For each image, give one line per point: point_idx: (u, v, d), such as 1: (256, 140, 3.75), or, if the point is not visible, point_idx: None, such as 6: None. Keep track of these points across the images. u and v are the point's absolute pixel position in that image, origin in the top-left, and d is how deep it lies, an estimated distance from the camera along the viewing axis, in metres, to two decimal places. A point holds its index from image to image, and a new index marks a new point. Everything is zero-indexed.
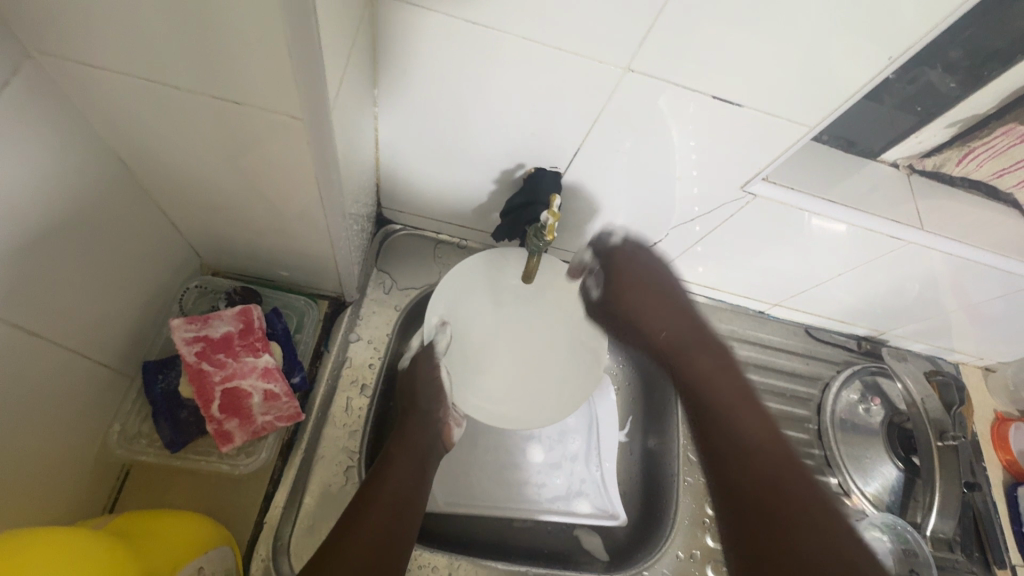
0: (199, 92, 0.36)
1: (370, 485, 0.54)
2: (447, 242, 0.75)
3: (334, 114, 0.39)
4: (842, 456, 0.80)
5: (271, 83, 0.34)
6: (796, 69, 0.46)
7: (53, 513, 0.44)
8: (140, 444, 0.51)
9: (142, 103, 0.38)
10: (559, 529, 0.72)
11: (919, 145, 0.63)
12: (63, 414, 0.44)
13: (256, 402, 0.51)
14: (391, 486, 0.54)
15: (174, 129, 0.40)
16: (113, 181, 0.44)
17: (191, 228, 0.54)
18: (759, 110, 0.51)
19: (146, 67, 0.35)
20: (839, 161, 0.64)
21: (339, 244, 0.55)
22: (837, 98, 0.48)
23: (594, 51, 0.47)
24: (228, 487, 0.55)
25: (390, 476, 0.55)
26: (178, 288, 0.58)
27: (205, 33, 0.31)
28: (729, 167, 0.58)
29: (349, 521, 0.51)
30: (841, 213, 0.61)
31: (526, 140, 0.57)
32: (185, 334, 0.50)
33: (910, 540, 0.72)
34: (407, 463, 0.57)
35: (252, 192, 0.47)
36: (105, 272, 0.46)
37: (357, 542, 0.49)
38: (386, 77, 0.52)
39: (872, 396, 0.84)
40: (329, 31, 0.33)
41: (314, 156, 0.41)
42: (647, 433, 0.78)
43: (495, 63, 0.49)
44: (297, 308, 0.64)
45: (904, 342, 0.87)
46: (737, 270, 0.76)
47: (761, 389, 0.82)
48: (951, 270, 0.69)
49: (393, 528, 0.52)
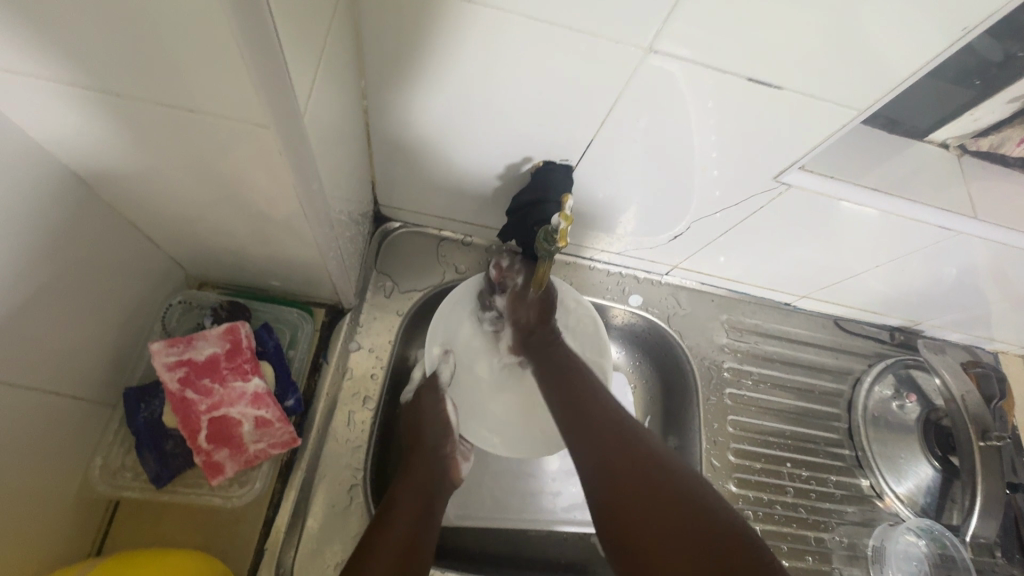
0: (146, 100, 0.32)
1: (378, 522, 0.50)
2: (450, 239, 0.70)
3: (307, 117, 0.34)
4: (875, 456, 0.75)
5: (228, 88, 0.29)
6: (847, 45, 0.40)
7: (35, 558, 0.42)
8: (124, 477, 0.48)
9: (85, 115, 0.34)
10: (577, 539, 0.68)
11: (974, 123, 0.56)
12: (37, 455, 0.41)
13: (247, 430, 0.48)
14: (402, 520, 0.50)
15: (126, 142, 0.36)
16: (69, 197, 0.40)
17: (169, 241, 0.50)
18: (800, 93, 0.44)
19: (82, 75, 0.30)
20: (881, 143, 0.57)
21: (330, 253, 0.50)
22: (890, 77, 0.42)
23: (610, 30, 0.41)
24: (223, 516, 0.52)
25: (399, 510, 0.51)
26: (160, 306, 0.54)
27: (142, 31, 0.26)
28: (759, 154, 0.52)
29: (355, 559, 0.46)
30: (883, 201, 0.56)
31: (532, 131, 0.52)
32: (166, 358, 0.47)
33: (949, 546, 0.68)
34: (415, 499, 0.53)
35: (225, 204, 0.42)
36: (72, 297, 0.42)
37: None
38: (372, 67, 0.46)
39: (907, 391, 0.79)
40: (292, 20, 0.28)
41: (290, 164, 0.36)
42: (667, 434, 0.74)
43: (494, 47, 0.43)
44: (289, 321, 0.60)
45: (941, 332, 0.82)
46: (764, 261, 0.71)
47: (787, 386, 0.77)
48: (1002, 258, 0.63)
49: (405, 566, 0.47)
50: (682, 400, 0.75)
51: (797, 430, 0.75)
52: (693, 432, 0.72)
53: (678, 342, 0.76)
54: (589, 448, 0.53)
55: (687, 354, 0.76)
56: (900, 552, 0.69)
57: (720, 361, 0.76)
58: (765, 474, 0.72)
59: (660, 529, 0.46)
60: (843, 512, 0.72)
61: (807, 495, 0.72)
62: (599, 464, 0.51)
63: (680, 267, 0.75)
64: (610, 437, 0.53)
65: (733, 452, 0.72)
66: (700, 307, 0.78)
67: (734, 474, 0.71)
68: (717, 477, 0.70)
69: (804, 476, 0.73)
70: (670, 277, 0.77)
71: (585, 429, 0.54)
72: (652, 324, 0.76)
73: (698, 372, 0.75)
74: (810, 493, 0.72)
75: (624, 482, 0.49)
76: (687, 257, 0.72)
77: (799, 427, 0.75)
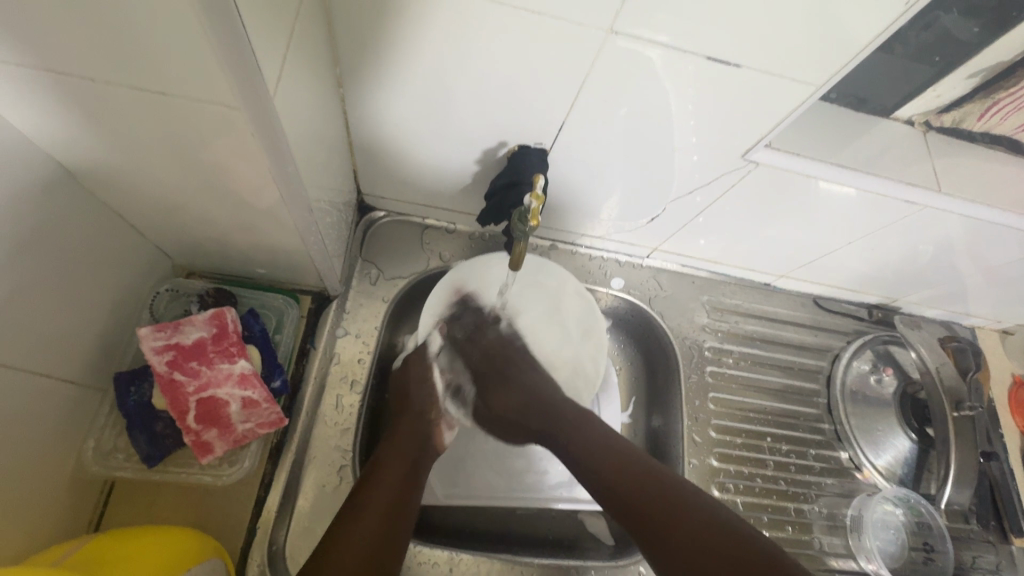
0: (121, 84, 0.33)
1: (361, 490, 0.51)
2: (434, 226, 0.72)
3: (276, 100, 0.35)
4: (854, 429, 0.77)
5: (196, 72, 0.31)
6: (803, 20, 0.41)
7: (32, 535, 0.43)
8: (117, 459, 0.50)
9: (63, 103, 0.35)
10: (564, 515, 0.70)
11: (937, 99, 0.58)
12: (29, 434, 0.42)
13: (235, 411, 0.50)
14: (387, 490, 0.52)
15: (105, 130, 0.37)
16: (54, 185, 0.41)
17: (153, 230, 0.51)
18: (761, 71, 0.46)
19: (57, 61, 0.31)
20: (848, 121, 0.59)
21: (312, 240, 0.52)
22: (846, 51, 0.43)
23: (572, 13, 0.42)
24: (215, 497, 0.53)
25: (381, 481, 0.52)
26: (148, 293, 0.55)
27: (111, 14, 0.28)
28: (729, 132, 0.53)
29: (337, 532, 0.47)
30: (853, 178, 0.57)
31: (506, 115, 0.53)
32: (154, 342, 0.48)
33: (923, 513, 0.72)
34: (400, 470, 0.54)
35: (206, 191, 0.44)
36: (59, 283, 0.43)
37: (346, 556, 0.45)
38: (347, 55, 0.47)
39: (884, 365, 0.81)
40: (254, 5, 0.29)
41: (265, 149, 0.37)
42: (651, 413, 0.76)
43: (462, 30, 0.44)
44: (275, 307, 0.61)
45: (917, 308, 0.84)
46: (741, 241, 0.72)
47: (767, 364, 0.79)
48: (971, 234, 0.64)
49: (386, 540, 0.48)
50: (665, 379, 0.76)
51: (778, 405, 0.77)
52: (676, 410, 0.74)
53: (660, 322, 0.77)
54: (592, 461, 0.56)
55: (668, 334, 0.77)
56: (878, 521, 0.71)
57: (701, 340, 0.78)
58: (746, 449, 0.74)
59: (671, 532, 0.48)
60: (823, 484, 0.74)
61: (787, 468, 0.74)
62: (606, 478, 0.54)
63: (660, 250, 0.76)
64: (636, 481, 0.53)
65: (715, 428, 0.74)
66: (681, 288, 0.80)
67: (715, 449, 0.73)
68: (699, 452, 0.72)
69: (784, 450, 0.75)
70: (650, 260, 0.79)
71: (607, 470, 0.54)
72: (635, 306, 0.78)
73: (680, 352, 0.77)
74: (790, 466, 0.74)
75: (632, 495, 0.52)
76: (666, 240, 0.74)
77: (779, 403, 0.77)
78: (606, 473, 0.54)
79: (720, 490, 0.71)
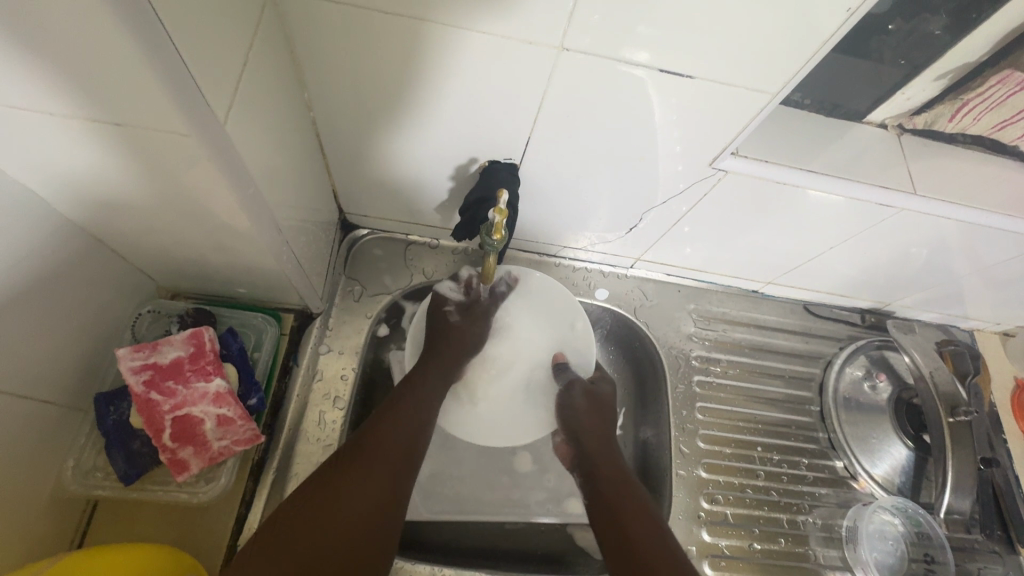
0: (77, 117, 0.34)
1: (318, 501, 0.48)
2: (418, 242, 0.73)
3: (229, 127, 0.37)
4: (848, 438, 0.75)
5: (144, 102, 0.32)
6: (748, 33, 0.42)
7: (8, 554, 0.45)
8: (95, 477, 0.51)
9: (28, 137, 0.36)
10: (551, 530, 0.69)
11: (908, 102, 0.59)
12: (4, 455, 0.44)
13: (210, 428, 0.51)
14: (370, 488, 0.50)
15: (71, 161, 0.39)
16: (34, 215, 0.43)
17: (134, 254, 0.53)
18: (714, 81, 0.47)
19: (15, 98, 0.33)
20: (820, 126, 0.59)
21: (285, 258, 0.53)
22: (798, 57, 0.44)
23: (525, 32, 0.43)
24: (193, 515, 0.54)
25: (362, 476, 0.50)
26: (130, 315, 0.57)
27: (58, 48, 0.29)
28: (696, 142, 0.54)
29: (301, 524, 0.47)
30: (834, 184, 0.56)
31: (471, 132, 0.55)
32: (131, 363, 0.50)
33: (923, 523, 0.69)
34: (389, 465, 0.52)
35: (174, 215, 0.45)
36: (38, 308, 0.45)
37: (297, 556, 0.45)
38: (316, 81, 0.49)
39: (878, 371, 0.80)
40: (186, 34, 0.31)
41: (224, 171, 0.39)
42: (641, 425, 0.76)
43: (421, 53, 0.46)
44: (254, 326, 0.62)
45: (912, 312, 0.83)
46: (723, 250, 0.72)
47: (758, 372, 0.78)
48: (959, 237, 0.63)
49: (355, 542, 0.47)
50: (653, 389, 0.76)
51: (770, 415, 0.76)
52: (664, 419, 0.74)
53: (646, 332, 0.77)
54: (596, 447, 0.63)
55: (654, 344, 0.77)
56: (876, 532, 0.69)
57: (688, 350, 0.78)
58: (735, 459, 0.73)
59: (626, 503, 0.57)
60: (817, 494, 0.72)
61: (779, 479, 0.72)
62: (596, 460, 0.62)
63: (644, 259, 0.77)
64: (630, 507, 0.56)
65: (703, 439, 0.73)
66: (667, 297, 0.80)
67: (704, 460, 0.72)
68: (686, 463, 0.71)
69: (776, 460, 0.74)
70: (635, 270, 0.79)
71: (605, 483, 0.59)
72: (619, 317, 0.78)
73: (666, 362, 0.76)
74: (782, 476, 0.73)
75: (609, 476, 0.60)
76: (648, 249, 0.74)
77: (771, 412, 0.76)
78: (600, 458, 0.62)
79: (710, 501, 0.69)
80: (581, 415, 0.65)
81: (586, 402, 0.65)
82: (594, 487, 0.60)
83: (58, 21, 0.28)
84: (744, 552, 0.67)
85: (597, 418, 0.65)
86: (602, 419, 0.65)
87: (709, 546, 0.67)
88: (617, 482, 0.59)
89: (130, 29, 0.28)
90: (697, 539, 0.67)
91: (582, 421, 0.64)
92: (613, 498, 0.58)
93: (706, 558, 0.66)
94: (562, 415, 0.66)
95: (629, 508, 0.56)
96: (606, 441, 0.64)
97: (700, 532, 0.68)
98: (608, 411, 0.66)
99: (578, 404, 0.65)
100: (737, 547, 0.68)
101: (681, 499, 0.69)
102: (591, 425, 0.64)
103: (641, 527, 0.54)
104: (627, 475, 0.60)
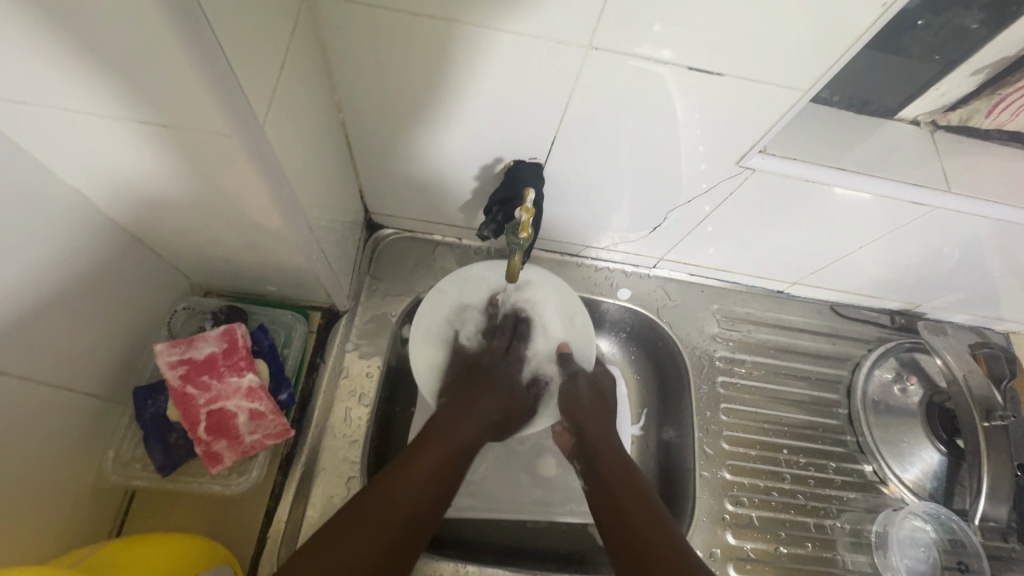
0: (124, 119, 0.36)
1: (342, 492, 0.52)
2: (444, 243, 0.74)
3: (267, 126, 0.38)
4: (877, 441, 0.74)
5: (192, 104, 0.34)
6: (780, 29, 0.42)
7: (51, 540, 0.46)
8: (134, 468, 0.53)
9: (75, 138, 0.38)
10: (573, 529, 0.69)
11: (942, 98, 0.58)
12: (48, 446, 0.45)
13: (242, 422, 0.53)
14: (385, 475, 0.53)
15: (116, 161, 0.40)
16: (79, 213, 0.44)
17: (172, 253, 0.55)
18: (741, 77, 0.46)
19: (65, 99, 0.34)
20: (850, 123, 0.59)
21: (315, 258, 0.54)
22: (830, 54, 0.43)
23: (550, 31, 0.44)
24: (227, 507, 0.55)
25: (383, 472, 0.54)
26: (166, 311, 0.59)
27: (110, 50, 0.31)
28: (723, 139, 0.53)
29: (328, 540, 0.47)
30: (865, 181, 0.55)
31: (497, 132, 0.55)
32: (169, 357, 0.52)
33: (956, 530, 0.68)
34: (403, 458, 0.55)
35: (209, 214, 0.46)
36: (82, 304, 0.47)
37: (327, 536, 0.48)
38: (346, 84, 0.50)
39: (909, 374, 0.78)
40: (232, 36, 0.32)
41: (261, 169, 0.40)
42: (663, 425, 0.76)
43: (449, 53, 0.46)
44: (284, 323, 0.63)
45: (944, 313, 0.81)
46: (749, 250, 0.71)
47: (783, 374, 0.77)
48: (997, 235, 0.61)
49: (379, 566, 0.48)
50: (677, 390, 0.76)
51: (796, 417, 0.75)
52: (687, 421, 0.73)
53: (669, 332, 0.77)
54: (598, 442, 0.63)
55: (678, 344, 0.76)
56: (907, 538, 0.68)
57: (712, 350, 0.77)
58: (760, 461, 0.72)
59: (627, 495, 0.57)
60: (846, 499, 0.71)
61: (806, 482, 0.71)
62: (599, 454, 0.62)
63: (667, 259, 0.76)
64: (633, 498, 0.56)
65: (727, 440, 0.72)
66: (690, 298, 0.79)
67: (728, 462, 0.71)
68: (711, 465, 0.70)
69: (802, 463, 0.72)
70: (657, 269, 0.79)
71: (609, 474, 0.60)
72: (641, 317, 0.77)
73: (689, 363, 0.75)
74: (808, 480, 0.71)
75: (610, 470, 0.60)
76: (671, 249, 0.74)
77: (796, 414, 0.75)
78: (603, 452, 0.62)
79: (735, 504, 0.69)
80: (584, 405, 0.65)
81: (589, 392, 0.65)
82: (596, 478, 0.60)
83: (111, 25, 0.29)
84: (770, 556, 0.66)
85: (598, 413, 0.64)
86: (605, 412, 0.65)
87: (734, 549, 0.66)
88: (617, 476, 0.59)
89: (182, 36, 0.29)
90: (721, 542, 0.66)
91: (585, 412, 0.64)
92: (614, 489, 0.58)
93: (730, 561, 0.65)
94: (564, 406, 0.65)
95: (630, 500, 0.56)
96: (607, 433, 0.64)
97: (724, 534, 0.67)
98: (607, 404, 0.66)
99: (582, 395, 0.65)
100: (762, 551, 0.67)
101: (705, 501, 0.68)
102: (593, 416, 0.64)
103: (643, 518, 0.54)
104: (631, 467, 0.60)
